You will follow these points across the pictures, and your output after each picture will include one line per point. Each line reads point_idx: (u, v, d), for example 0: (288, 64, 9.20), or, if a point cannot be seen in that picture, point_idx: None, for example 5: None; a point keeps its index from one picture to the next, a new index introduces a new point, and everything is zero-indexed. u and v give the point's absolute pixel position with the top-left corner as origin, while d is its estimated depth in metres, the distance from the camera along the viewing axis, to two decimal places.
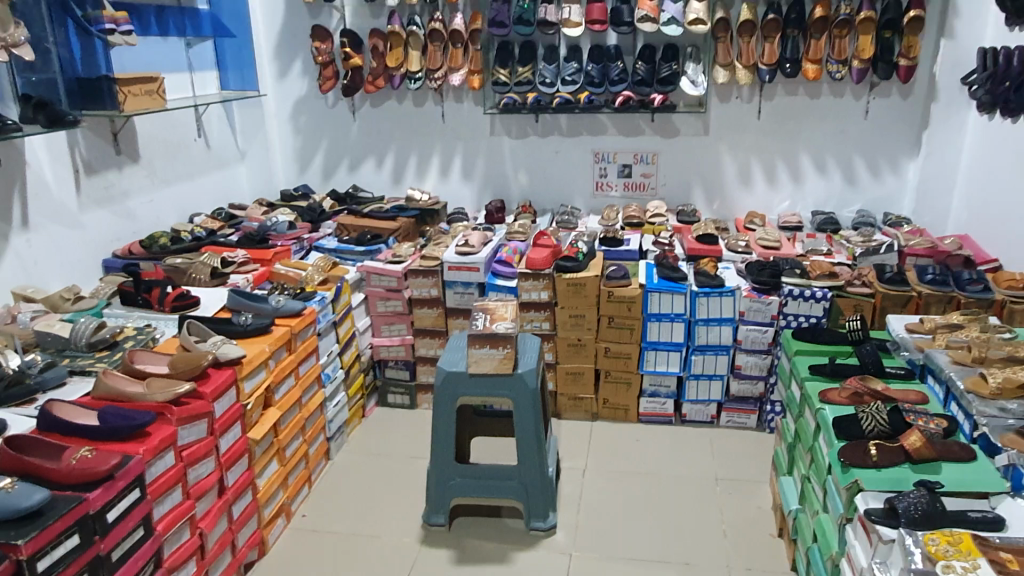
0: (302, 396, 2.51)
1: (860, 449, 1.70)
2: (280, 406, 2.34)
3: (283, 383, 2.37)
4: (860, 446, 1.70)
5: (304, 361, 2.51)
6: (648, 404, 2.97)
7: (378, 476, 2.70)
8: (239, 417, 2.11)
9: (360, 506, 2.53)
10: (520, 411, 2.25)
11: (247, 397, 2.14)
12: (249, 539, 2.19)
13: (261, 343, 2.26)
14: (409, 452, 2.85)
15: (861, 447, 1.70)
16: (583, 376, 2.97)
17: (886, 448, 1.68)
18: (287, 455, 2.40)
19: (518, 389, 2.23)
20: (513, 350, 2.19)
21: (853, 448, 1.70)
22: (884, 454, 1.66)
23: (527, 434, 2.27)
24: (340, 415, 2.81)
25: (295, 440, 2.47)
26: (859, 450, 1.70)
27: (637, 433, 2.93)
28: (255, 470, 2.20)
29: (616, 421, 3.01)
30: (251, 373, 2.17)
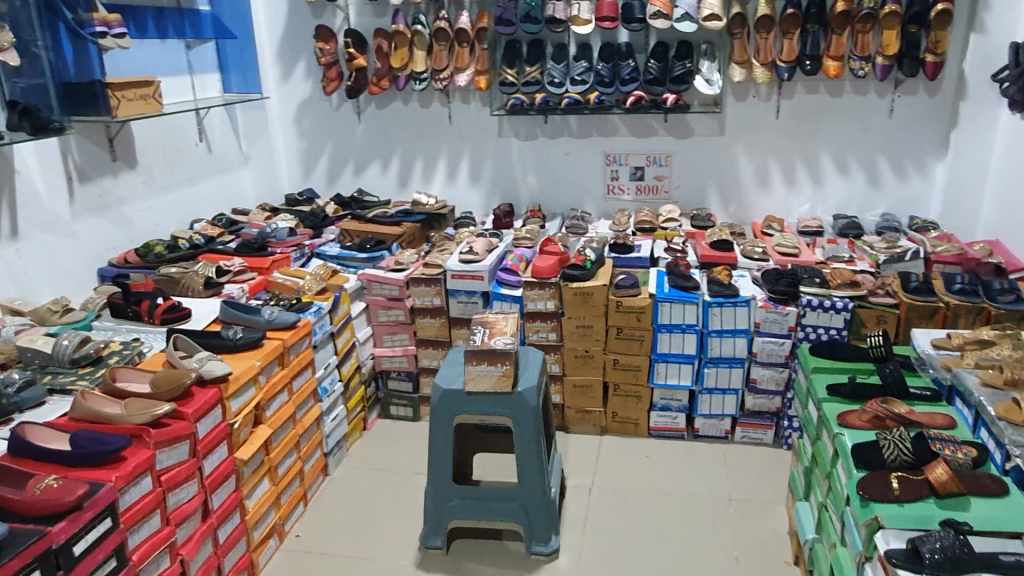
0: (296, 411, 2.43)
1: (881, 481, 1.56)
2: (271, 423, 2.25)
3: (275, 399, 2.29)
4: (881, 478, 1.58)
5: (298, 375, 2.43)
6: (660, 418, 2.84)
7: (377, 493, 2.61)
8: (225, 437, 2.03)
9: (357, 526, 2.44)
10: (520, 431, 2.14)
11: (235, 416, 2.06)
12: (237, 563, 2.12)
13: (251, 358, 2.18)
14: (410, 468, 2.75)
15: (882, 478, 1.57)
16: (591, 389, 2.85)
17: (910, 480, 1.55)
18: (278, 474, 2.32)
19: (518, 408, 2.12)
20: (512, 367, 2.07)
21: (874, 480, 1.57)
22: (910, 488, 1.53)
23: (527, 455, 2.16)
24: (338, 429, 2.72)
25: (288, 457, 2.39)
26: (880, 481, 1.56)
27: (647, 449, 2.81)
28: (243, 491, 2.13)
29: (626, 435, 2.89)
30: (240, 390, 2.09)
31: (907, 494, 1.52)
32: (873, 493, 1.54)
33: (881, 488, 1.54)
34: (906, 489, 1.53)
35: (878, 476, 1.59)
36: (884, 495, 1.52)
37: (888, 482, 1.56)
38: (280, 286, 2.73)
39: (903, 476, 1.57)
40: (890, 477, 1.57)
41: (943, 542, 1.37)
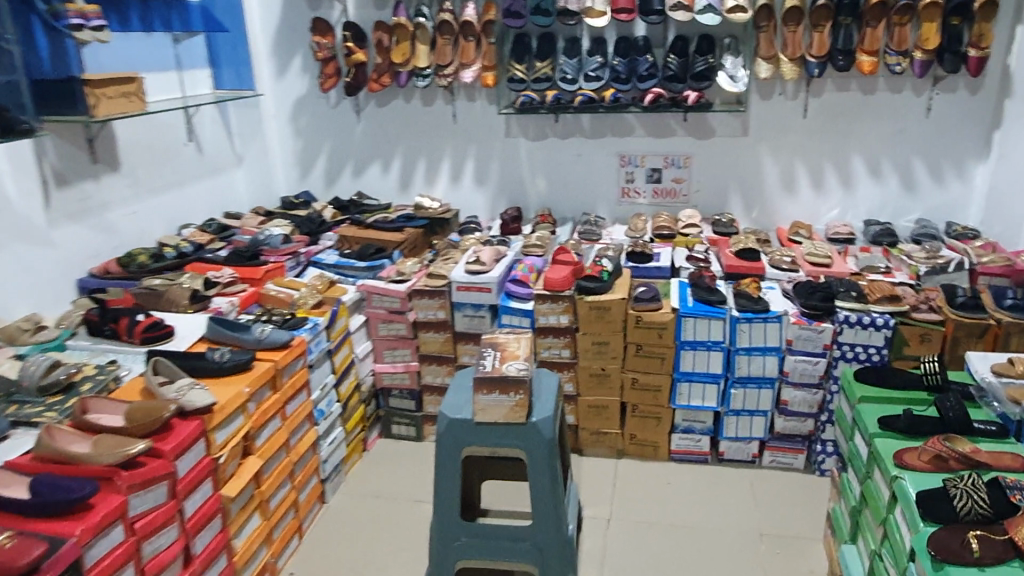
0: (290, 437, 2.22)
1: (954, 539, 1.37)
2: (262, 453, 2.05)
3: (266, 427, 2.08)
4: (955, 535, 1.38)
5: (292, 398, 2.23)
6: (682, 441, 2.63)
7: (377, 524, 2.41)
8: (210, 473, 1.82)
9: (355, 563, 2.24)
10: (535, 465, 1.94)
11: (221, 449, 1.86)
12: None
13: (239, 383, 1.97)
14: (412, 495, 2.54)
15: (956, 536, 1.38)
16: (608, 409, 2.65)
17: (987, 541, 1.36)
18: (270, 507, 2.12)
19: (533, 440, 1.92)
20: (526, 396, 1.87)
21: (946, 536, 1.38)
22: (988, 549, 1.34)
23: (543, 490, 1.96)
24: (336, 453, 2.51)
25: (282, 488, 2.19)
26: (954, 539, 1.37)
27: (670, 476, 2.60)
28: (231, 531, 1.92)
29: (645, 459, 2.69)
30: (226, 420, 1.88)
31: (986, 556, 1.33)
32: (945, 553, 1.34)
33: (955, 547, 1.35)
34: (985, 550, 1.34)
35: (950, 532, 1.39)
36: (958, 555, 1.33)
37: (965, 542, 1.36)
38: (273, 300, 2.54)
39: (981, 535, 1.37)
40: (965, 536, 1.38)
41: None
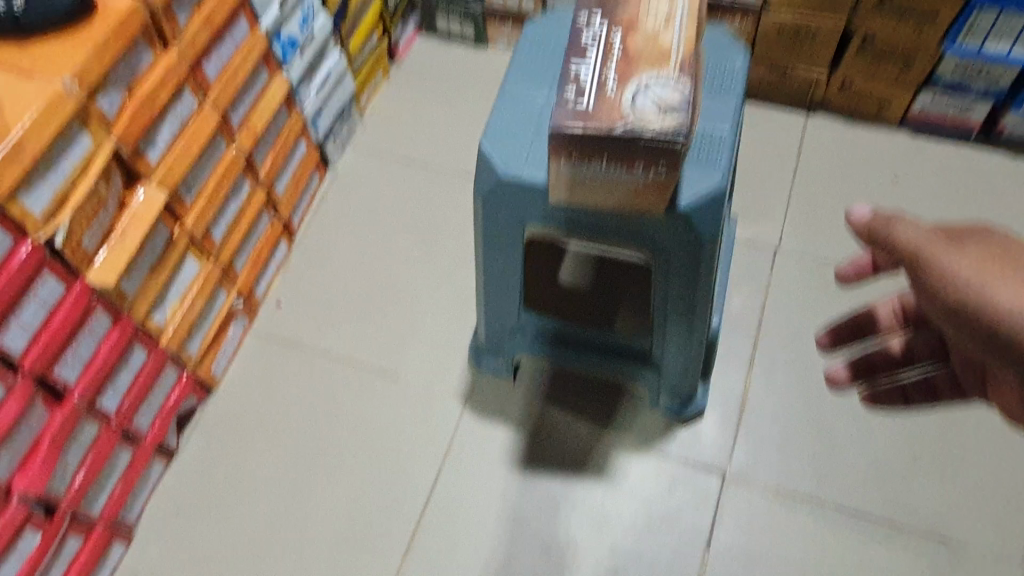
0: (228, 114, 1.24)
1: (876, 315, 1.03)
2: (168, 176, 1.12)
3: (161, 123, 1.11)
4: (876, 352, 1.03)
5: (214, 48, 1.17)
6: (934, 101, 1.48)
7: (406, 218, 1.56)
8: (48, 262, 0.97)
9: (375, 294, 1.48)
10: (668, 267, 0.97)
11: (52, 219, 0.96)
12: (168, 402, 1.28)
13: (62, 66, 0.94)
14: (459, 163, 1.62)
15: (879, 311, 1.03)
16: (813, 39, 1.46)
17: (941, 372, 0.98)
18: (216, 236, 1.29)
19: (670, 232, 0.91)
20: (672, 176, 0.80)
21: (876, 304, 1.03)
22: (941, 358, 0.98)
23: (680, 307, 1.04)
24: (336, 97, 1.52)
25: (235, 196, 1.31)
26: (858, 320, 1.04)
27: (895, 161, 1.53)
28: (140, 312, 1.15)
29: (854, 119, 1.58)
30: (46, 160, 0.93)
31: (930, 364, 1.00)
32: (945, 232, 0.75)
33: (849, 338, 1.06)
34: (917, 348, 0.99)
35: (845, 334, 1.05)
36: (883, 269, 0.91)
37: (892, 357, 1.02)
38: None
39: (923, 367, 1.00)
40: (890, 341, 1.01)
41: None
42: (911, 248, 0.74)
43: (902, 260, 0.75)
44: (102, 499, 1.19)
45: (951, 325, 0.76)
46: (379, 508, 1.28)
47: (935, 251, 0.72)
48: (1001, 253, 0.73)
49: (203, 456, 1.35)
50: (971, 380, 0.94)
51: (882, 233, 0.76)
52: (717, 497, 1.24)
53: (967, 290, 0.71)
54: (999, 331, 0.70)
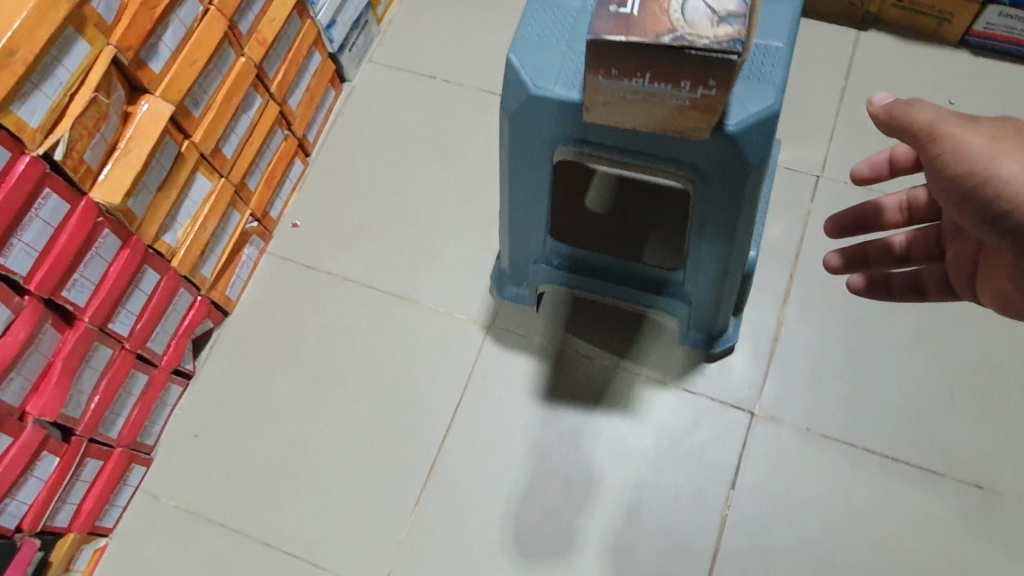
0: (236, 20, 1.15)
1: (883, 208, 1.06)
2: (173, 87, 1.05)
3: (163, 28, 1.03)
4: (875, 241, 1.06)
5: None
6: (1000, 16, 1.36)
7: (426, 136, 1.48)
8: (50, 179, 0.92)
9: (393, 217, 1.42)
10: (709, 195, 0.90)
11: (50, 133, 0.90)
12: (183, 325, 1.25)
13: None
14: (482, 77, 1.52)
15: (885, 204, 1.06)
16: None
17: (931, 269, 1.01)
18: (227, 154, 1.22)
19: (714, 158, 0.84)
20: (723, 95, 0.72)
21: (883, 199, 1.07)
22: (934, 254, 1.01)
23: (719, 238, 0.97)
24: (352, 3, 1.42)
25: (246, 111, 1.24)
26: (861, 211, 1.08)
27: (954, 82, 1.42)
28: (150, 232, 1.11)
29: (911, 34, 1.46)
30: (40, 67, 0.86)
31: (920, 261, 1.03)
32: (961, 113, 0.81)
33: (848, 229, 1.08)
34: (913, 244, 1.03)
35: (846, 222, 1.08)
36: (898, 166, 1.02)
37: (888, 248, 1.05)
38: None
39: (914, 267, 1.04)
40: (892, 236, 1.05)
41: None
42: (926, 123, 0.79)
43: (915, 137, 0.81)
44: (119, 422, 1.18)
45: (952, 206, 0.81)
46: (398, 437, 1.26)
47: (951, 125, 0.77)
48: (1012, 136, 0.76)
49: (220, 381, 1.33)
50: (962, 277, 0.95)
51: (901, 113, 0.82)
52: (745, 434, 1.20)
53: (972, 161, 0.76)
54: (1000, 203, 0.74)
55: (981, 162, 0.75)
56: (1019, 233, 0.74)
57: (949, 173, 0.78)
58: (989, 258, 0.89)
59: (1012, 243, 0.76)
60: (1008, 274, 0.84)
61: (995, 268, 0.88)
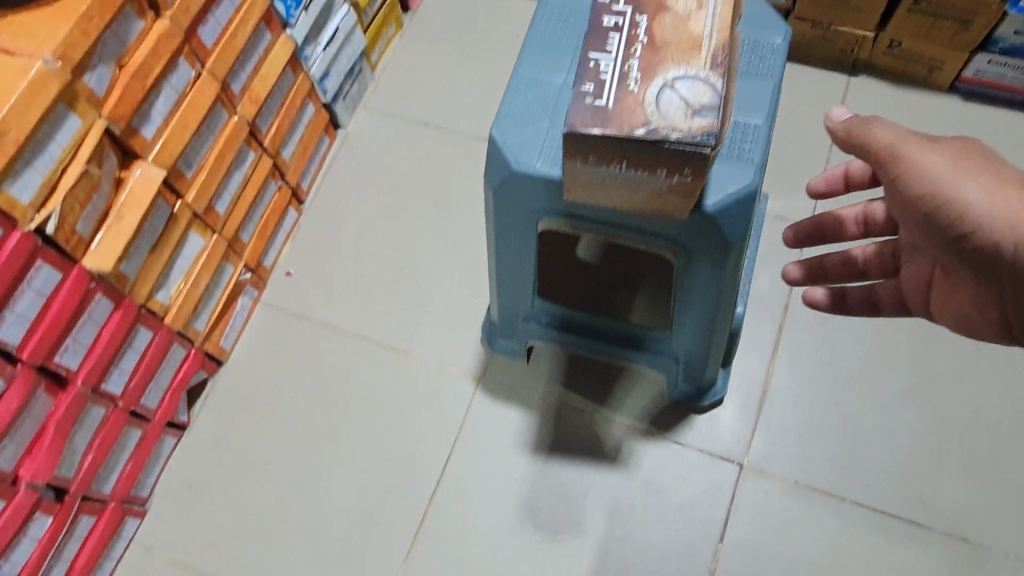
0: (228, 81, 1.17)
1: (840, 221, 1.07)
2: (165, 152, 1.07)
3: (156, 96, 1.04)
4: (833, 255, 1.06)
5: (209, 11, 1.09)
6: (991, 65, 1.37)
7: (419, 184, 1.49)
8: (42, 252, 0.93)
9: (386, 266, 1.43)
10: (691, 266, 0.91)
11: (43, 207, 0.92)
12: (176, 379, 1.26)
13: (44, 43, 0.87)
14: (475, 124, 1.53)
15: (843, 217, 1.06)
16: None
17: (885, 285, 1.00)
18: (220, 210, 1.24)
19: (694, 234, 0.85)
20: (699, 183, 0.73)
21: (841, 211, 1.07)
22: (890, 268, 1.00)
23: (702, 304, 0.98)
24: (345, 54, 1.44)
25: (239, 167, 1.25)
26: (822, 224, 1.09)
27: (944, 129, 1.42)
28: (143, 293, 1.12)
29: (902, 80, 1.46)
30: (32, 146, 0.88)
31: (877, 275, 1.03)
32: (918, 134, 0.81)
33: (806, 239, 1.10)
34: (869, 258, 1.02)
35: (804, 233, 1.09)
36: (852, 180, 1.04)
37: (845, 262, 1.05)
38: None
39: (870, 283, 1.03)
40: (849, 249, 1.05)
41: (993, 338, 0.85)
42: (886, 143, 0.80)
43: (874, 156, 0.81)
44: (113, 478, 1.19)
45: (911, 223, 0.82)
46: (389, 490, 1.27)
47: (909, 145, 0.78)
48: (971, 159, 0.77)
49: (214, 431, 1.34)
50: (917, 296, 0.95)
51: (859, 131, 0.83)
52: (733, 489, 1.21)
53: (929, 181, 0.76)
54: (958, 222, 0.75)
55: (941, 183, 0.76)
56: (978, 252, 0.75)
57: (911, 192, 0.78)
58: (941, 279, 0.88)
59: (972, 261, 0.77)
60: (960, 292, 0.85)
61: (946, 287, 0.88)
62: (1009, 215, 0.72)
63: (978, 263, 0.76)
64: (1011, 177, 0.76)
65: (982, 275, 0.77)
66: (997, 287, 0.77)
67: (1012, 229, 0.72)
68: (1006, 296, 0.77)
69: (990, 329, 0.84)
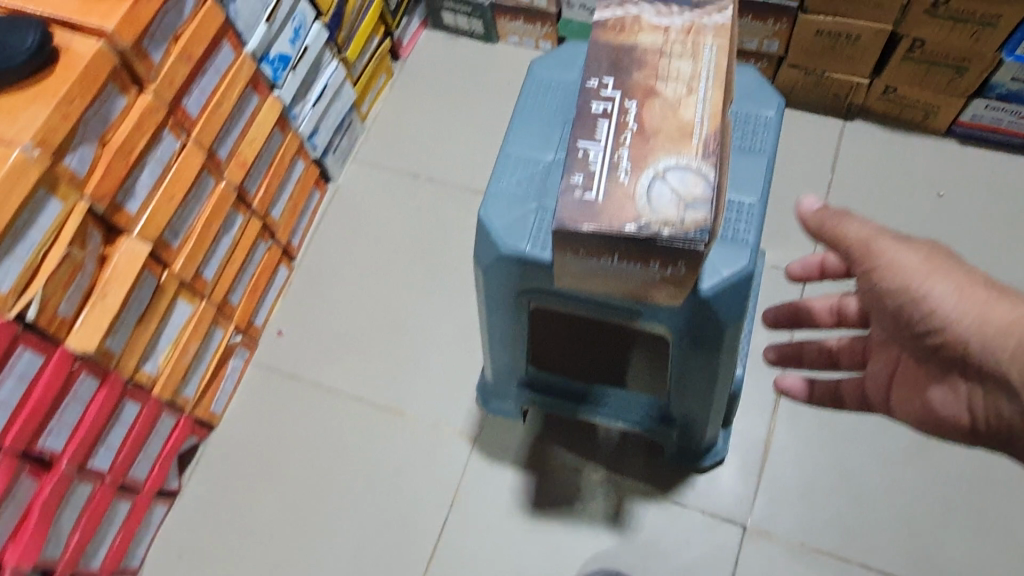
0: (214, 147, 1.15)
1: (813, 310, 1.04)
2: (151, 225, 1.05)
3: (140, 170, 1.03)
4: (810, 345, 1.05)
5: (194, 81, 1.08)
6: (987, 111, 1.35)
7: (411, 237, 1.47)
8: (24, 337, 0.91)
9: (379, 322, 1.41)
10: (686, 343, 0.89)
11: (23, 293, 0.89)
12: (166, 448, 1.23)
13: (23, 129, 0.86)
14: (466, 175, 1.51)
15: (817, 307, 1.04)
16: (855, 43, 1.32)
17: (849, 380, 0.99)
18: (208, 276, 1.22)
19: (688, 315, 0.83)
20: (692, 274, 0.71)
21: (815, 300, 1.05)
22: (860, 362, 0.98)
23: (699, 377, 0.96)
24: (335, 109, 1.42)
25: (227, 231, 1.23)
26: (798, 312, 1.06)
27: (941, 174, 1.40)
28: (129, 366, 1.10)
29: (897, 125, 1.45)
30: (12, 233, 0.86)
31: (848, 367, 1.00)
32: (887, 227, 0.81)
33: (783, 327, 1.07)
34: (844, 349, 1.00)
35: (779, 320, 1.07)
36: (829, 270, 1.03)
37: (821, 350, 1.03)
38: None
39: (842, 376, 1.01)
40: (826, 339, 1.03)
41: (953, 441, 0.83)
42: (859, 239, 0.79)
43: (847, 250, 0.80)
44: (101, 553, 1.16)
45: (883, 313, 0.82)
46: (383, 557, 1.24)
47: (885, 243, 0.77)
48: (942, 257, 0.77)
49: (205, 497, 1.31)
50: (881, 390, 0.92)
51: (831, 225, 0.80)
52: (736, 552, 1.17)
53: (905, 280, 0.76)
54: (934, 322, 0.76)
55: (913, 281, 0.76)
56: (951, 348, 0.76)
57: (884, 286, 0.79)
58: (907, 369, 0.87)
59: (940, 355, 0.78)
60: (921, 387, 0.84)
61: (908, 383, 0.87)
62: (979, 317, 0.73)
63: (946, 357, 0.78)
64: (977, 274, 0.76)
65: (952, 368, 0.79)
66: (963, 382, 0.79)
67: (980, 330, 0.73)
68: (971, 393, 0.78)
69: (952, 429, 0.82)
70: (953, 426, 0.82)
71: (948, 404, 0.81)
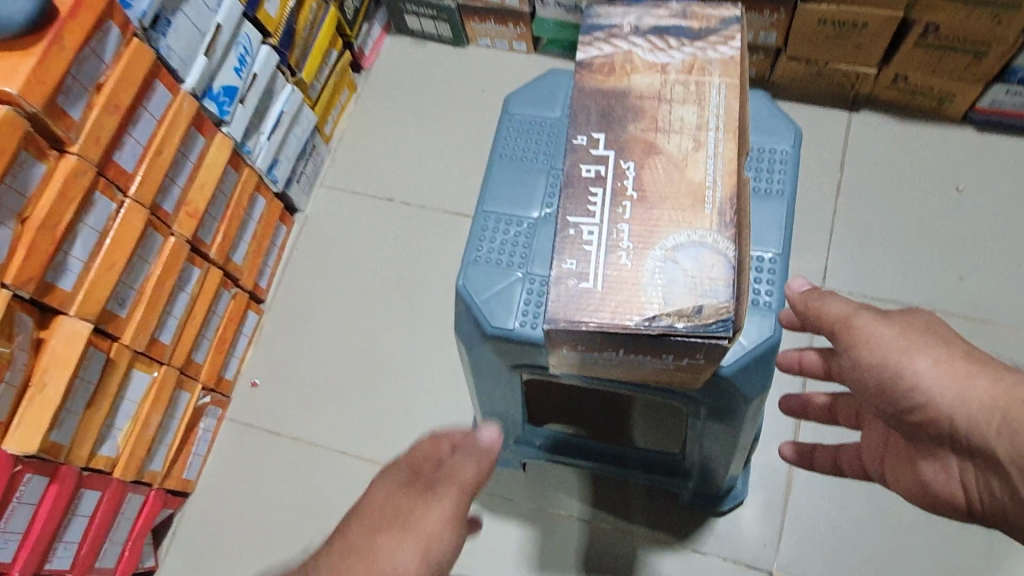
0: (157, 201, 1.03)
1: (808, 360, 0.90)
2: (91, 300, 0.93)
3: (71, 241, 0.90)
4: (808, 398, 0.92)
5: (126, 132, 0.95)
6: (1007, 95, 1.23)
7: (388, 269, 1.35)
8: None
9: (360, 367, 1.30)
10: (703, 413, 0.78)
11: None
12: (134, 529, 1.13)
13: None
14: (444, 195, 1.39)
15: None
16: (861, 31, 1.20)
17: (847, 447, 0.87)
18: (165, 340, 1.10)
19: (705, 391, 0.72)
20: (712, 363, 0.60)
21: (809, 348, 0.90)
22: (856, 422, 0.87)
23: (716, 441, 0.86)
24: (294, 135, 1.30)
25: (183, 287, 1.12)
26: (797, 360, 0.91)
27: (960, 167, 1.29)
28: (82, 454, 0.98)
29: (907, 115, 1.33)
30: None
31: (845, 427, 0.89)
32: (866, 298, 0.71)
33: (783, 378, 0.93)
34: (839, 408, 0.89)
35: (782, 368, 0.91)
36: None
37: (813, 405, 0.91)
38: None
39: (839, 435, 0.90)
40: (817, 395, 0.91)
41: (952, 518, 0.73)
42: (834, 315, 0.69)
43: (823, 328, 0.70)
44: None
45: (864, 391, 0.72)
46: None
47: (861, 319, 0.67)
48: (923, 329, 0.67)
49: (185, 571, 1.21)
50: (872, 459, 0.83)
51: (803, 302, 0.71)
52: None
53: (884, 359, 0.67)
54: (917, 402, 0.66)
55: (892, 359, 0.67)
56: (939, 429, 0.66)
57: (864, 366, 0.69)
58: (897, 441, 0.78)
59: (928, 433, 0.69)
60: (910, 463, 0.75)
61: (900, 457, 0.77)
62: (964, 398, 0.64)
63: (934, 435, 0.68)
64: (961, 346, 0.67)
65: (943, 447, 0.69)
66: (955, 462, 0.69)
67: (967, 411, 0.64)
68: (962, 472, 0.69)
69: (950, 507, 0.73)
70: (949, 504, 0.72)
71: (942, 482, 0.71)
